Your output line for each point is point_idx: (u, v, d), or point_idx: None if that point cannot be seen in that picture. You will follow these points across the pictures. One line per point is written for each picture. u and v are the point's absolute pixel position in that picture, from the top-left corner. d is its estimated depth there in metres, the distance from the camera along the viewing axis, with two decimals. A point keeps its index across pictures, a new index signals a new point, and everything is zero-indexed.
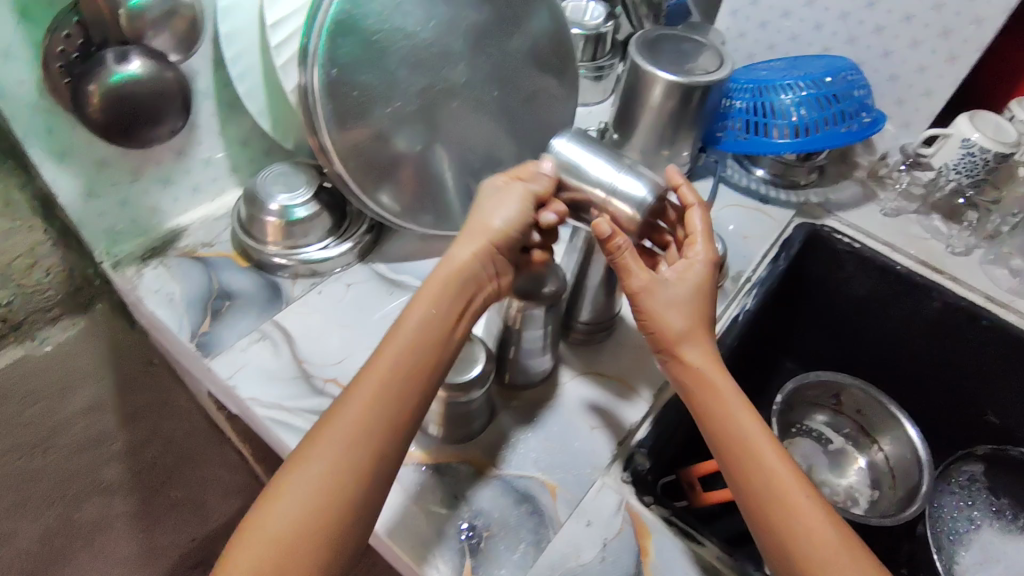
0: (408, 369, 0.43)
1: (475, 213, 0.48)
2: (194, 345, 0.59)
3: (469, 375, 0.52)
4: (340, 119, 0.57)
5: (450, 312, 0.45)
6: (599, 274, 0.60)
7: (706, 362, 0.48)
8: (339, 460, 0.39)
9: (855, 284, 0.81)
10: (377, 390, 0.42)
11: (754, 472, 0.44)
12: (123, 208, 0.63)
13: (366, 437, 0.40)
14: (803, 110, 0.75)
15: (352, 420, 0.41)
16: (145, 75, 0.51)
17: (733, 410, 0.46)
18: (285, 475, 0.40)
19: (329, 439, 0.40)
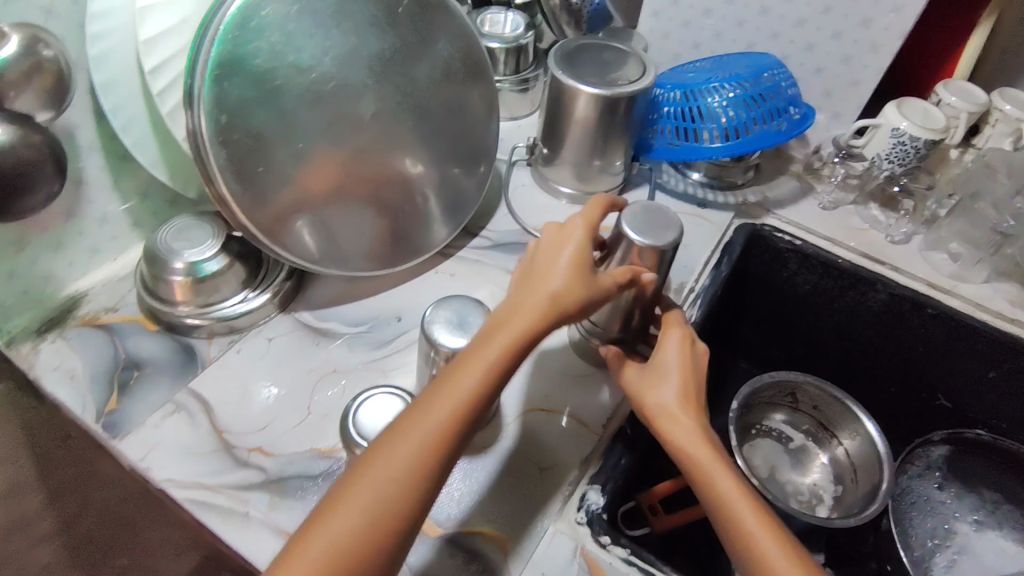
0: (484, 395, 0.41)
1: (555, 273, 0.47)
2: (101, 426, 0.54)
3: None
4: (238, 168, 0.53)
5: (530, 350, 0.44)
6: None
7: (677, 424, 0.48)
8: (401, 484, 0.37)
9: (800, 281, 0.80)
10: (449, 419, 0.40)
11: (738, 540, 0.43)
12: (10, 281, 0.57)
13: (431, 466, 0.39)
14: (731, 111, 0.73)
15: (419, 445, 0.39)
16: (8, 141, 0.46)
17: (691, 441, 0.47)
18: (351, 476, 0.38)
19: (389, 459, 0.38)
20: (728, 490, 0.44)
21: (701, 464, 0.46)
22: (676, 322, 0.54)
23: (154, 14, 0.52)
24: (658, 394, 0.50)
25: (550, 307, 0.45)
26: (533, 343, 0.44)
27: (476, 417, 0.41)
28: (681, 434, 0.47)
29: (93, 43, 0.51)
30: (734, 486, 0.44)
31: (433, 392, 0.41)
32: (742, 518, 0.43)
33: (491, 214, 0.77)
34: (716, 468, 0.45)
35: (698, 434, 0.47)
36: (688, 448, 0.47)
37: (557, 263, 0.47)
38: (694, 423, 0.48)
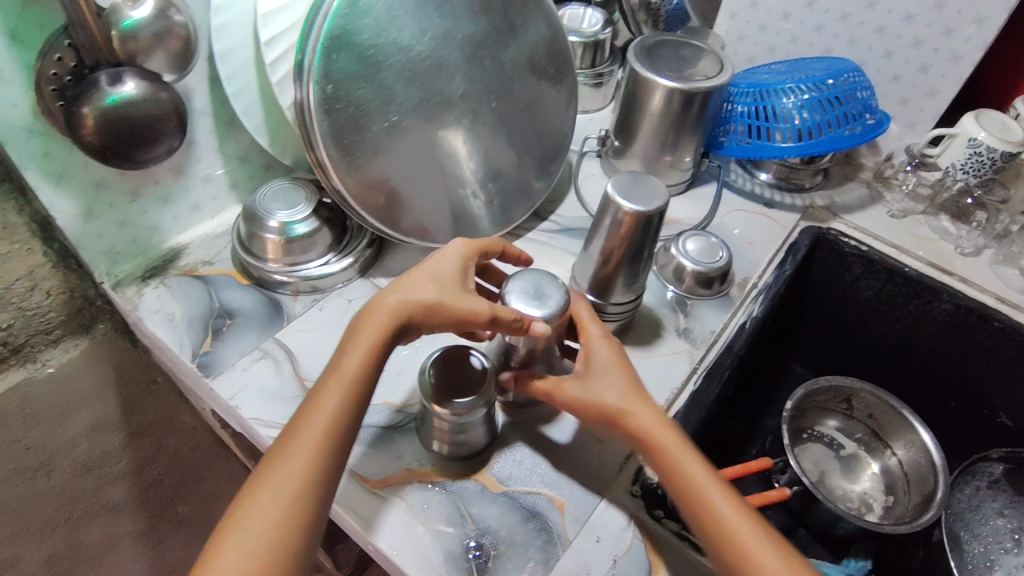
0: (347, 412, 0.44)
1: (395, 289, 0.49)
2: (195, 365, 0.59)
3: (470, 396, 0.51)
4: (337, 136, 0.57)
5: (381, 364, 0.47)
6: (623, 261, 0.60)
7: (642, 417, 0.49)
8: (286, 507, 0.40)
9: (863, 287, 0.80)
10: (316, 442, 0.42)
11: (711, 529, 0.45)
12: (122, 228, 0.62)
13: (313, 483, 0.41)
14: (805, 113, 0.74)
15: (295, 470, 0.41)
16: (139, 96, 0.51)
17: (652, 428, 0.49)
18: (239, 507, 0.40)
19: (271, 489, 0.41)
20: (701, 480, 0.46)
21: (670, 450, 0.48)
22: (589, 315, 0.55)
23: None
24: (604, 390, 0.51)
25: (397, 316, 0.48)
26: (382, 359, 0.47)
27: (345, 433, 0.44)
28: (646, 420, 0.49)
29: (216, 14, 0.56)
30: (702, 472, 0.47)
31: (296, 421, 0.44)
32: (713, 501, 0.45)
33: (560, 201, 0.80)
34: (684, 455, 0.47)
35: (657, 421, 0.49)
36: (652, 435, 0.48)
37: (413, 279, 0.49)
38: (652, 409, 0.50)
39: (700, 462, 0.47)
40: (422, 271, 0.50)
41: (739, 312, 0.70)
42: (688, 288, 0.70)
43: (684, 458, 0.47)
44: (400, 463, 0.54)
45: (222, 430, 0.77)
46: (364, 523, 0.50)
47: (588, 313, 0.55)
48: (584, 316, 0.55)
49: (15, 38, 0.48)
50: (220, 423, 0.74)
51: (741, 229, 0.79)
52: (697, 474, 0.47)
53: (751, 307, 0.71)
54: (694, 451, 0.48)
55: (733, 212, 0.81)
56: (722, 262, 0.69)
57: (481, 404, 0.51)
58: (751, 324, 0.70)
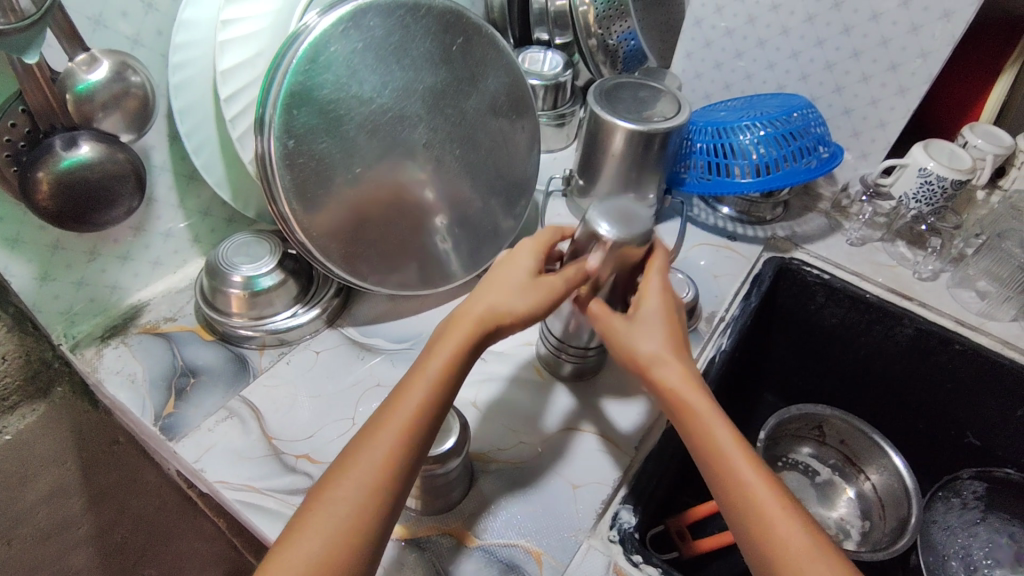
0: (430, 413, 0.43)
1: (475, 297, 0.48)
2: (158, 428, 0.57)
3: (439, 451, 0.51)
4: (300, 190, 0.56)
5: (467, 365, 0.46)
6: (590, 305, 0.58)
7: (674, 372, 0.47)
8: (359, 509, 0.39)
9: (828, 314, 0.81)
10: (395, 441, 0.41)
11: (735, 490, 0.43)
12: (80, 288, 0.61)
13: (387, 483, 0.40)
14: (762, 149, 0.76)
15: (371, 469, 0.40)
16: (94, 158, 0.50)
17: (680, 384, 0.47)
18: (309, 505, 0.40)
19: (345, 487, 0.40)
20: (729, 448, 0.44)
21: (700, 413, 0.46)
22: (656, 277, 0.52)
23: (233, 47, 0.56)
24: (648, 342, 0.49)
25: (486, 321, 0.47)
26: (469, 359, 0.46)
27: (422, 431, 0.43)
28: (675, 377, 0.47)
29: (175, 72, 0.56)
30: (731, 442, 0.45)
31: (378, 417, 0.43)
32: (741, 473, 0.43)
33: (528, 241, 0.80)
34: (714, 420, 0.45)
35: (689, 377, 0.47)
36: (679, 393, 0.47)
37: (503, 281, 0.49)
38: (684, 369, 0.48)
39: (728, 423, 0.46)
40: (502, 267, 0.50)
41: (708, 346, 0.71)
42: None
43: (708, 412, 0.46)
44: None
45: (188, 489, 0.75)
46: None
47: (659, 271, 0.53)
48: (653, 272, 0.53)
49: None
50: (186, 482, 0.72)
51: (707, 262, 0.80)
52: (719, 433, 0.45)
53: (719, 341, 0.71)
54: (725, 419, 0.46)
55: (698, 247, 0.82)
56: (689, 297, 0.69)
57: (450, 459, 0.51)
58: (720, 358, 0.70)
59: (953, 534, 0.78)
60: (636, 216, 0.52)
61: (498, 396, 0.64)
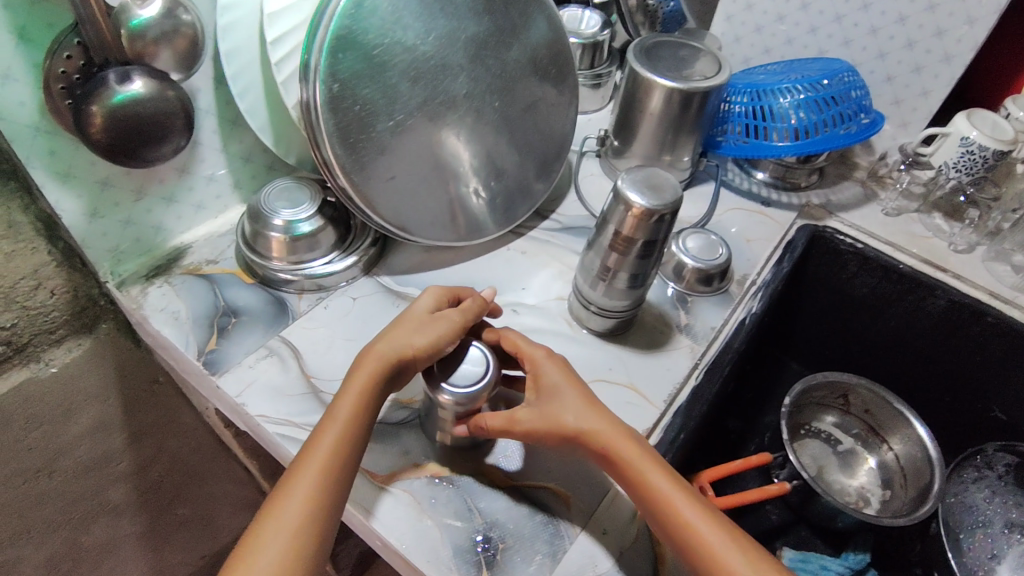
0: (344, 453, 0.45)
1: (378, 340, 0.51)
2: (201, 363, 0.59)
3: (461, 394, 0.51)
4: (342, 134, 0.57)
5: (375, 406, 0.49)
6: (624, 267, 0.58)
7: (598, 425, 0.48)
8: (289, 550, 0.41)
9: (859, 284, 0.81)
10: (313, 485, 0.43)
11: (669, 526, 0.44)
12: (127, 227, 0.63)
13: (313, 523, 0.42)
14: (801, 113, 0.75)
15: (293, 514, 0.42)
16: (146, 94, 0.51)
17: (606, 436, 0.48)
18: (237, 560, 0.41)
19: (272, 535, 0.41)
20: (665, 489, 0.45)
21: (630, 461, 0.47)
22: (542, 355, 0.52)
23: None
24: (562, 408, 0.49)
25: (389, 358, 0.49)
26: (377, 402, 0.49)
27: (343, 471, 0.45)
28: (602, 430, 0.48)
29: (223, 13, 0.56)
30: (665, 480, 0.46)
31: (295, 466, 0.45)
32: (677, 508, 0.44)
33: (561, 199, 0.80)
34: (647, 466, 0.46)
35: (614, 428, 0.48)
36: (608, 443, 0.48)
37: (402, 326, 0.52)
38: (609, 424, 0.48)
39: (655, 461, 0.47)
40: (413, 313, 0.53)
41: (739, 308, 0.70)
42: (688, 285, 0.71)
43: (635, 455, 0.47)
44: (408, 458, 0.55)
45: (224, 429, 0.77)
46: (370, 515, 0.51)
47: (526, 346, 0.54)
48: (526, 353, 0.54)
49: (22, 37, 0.48)
50: (223, 421, 0.74)
51: (739, 228, 0.79)
52: (649, 475, 0.46)
53: (750, 303, 0.71)
54: (656, 459, 0.47)
55: (731, 211, 0.81)
56: (722, 257, 0.69)
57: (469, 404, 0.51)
58: (750, 320, 0.70)
59: (976, 510, 0.77)
60: (666, 185, 0.54)
61: None
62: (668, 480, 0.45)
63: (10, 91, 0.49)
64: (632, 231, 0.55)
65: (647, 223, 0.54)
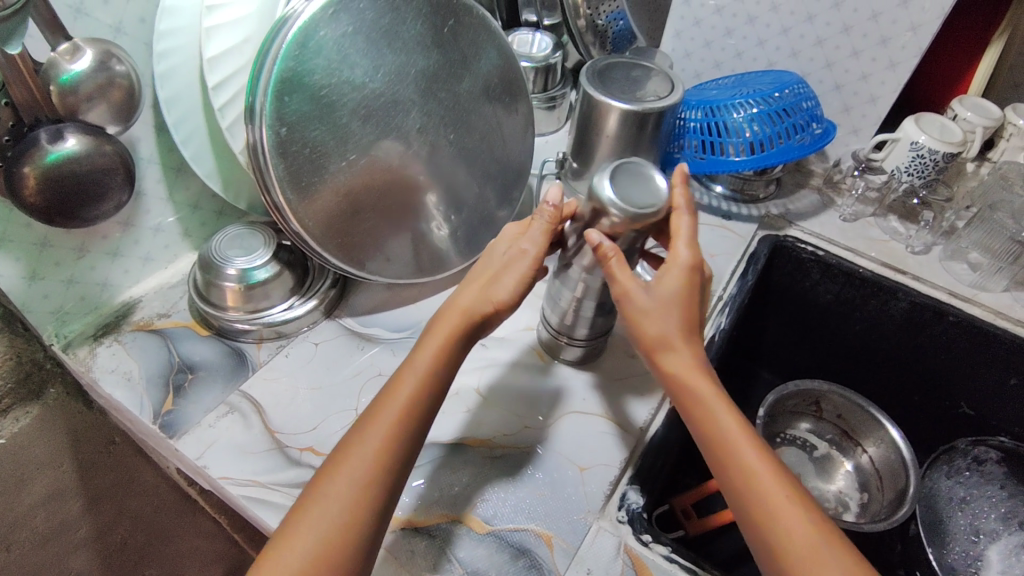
0: (423, 402, 0.44)
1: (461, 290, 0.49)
2: (158, 426, 0.56)
3: (605, 194, 0.48)
4: (293, 177, 0.55)
5: (456, 357, 0.47)
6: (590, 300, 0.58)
7: (681, 363, 0.47)
8: (359, 493, 0.41)
9: (823, 290, 0.81)
10: (388, 431, 0.43)
11: (732, 472, 0.44)
12: (70, 286, 0.60)
13: (385, 467, 0.42)
14: (755, 126, 0.76)
15: (365, 462, 0.42)
16: (82, 151, 0.49)
17: (685, 372, 0.47)
18: (309, 496, 0.41)
19: (342, 481, 0.41)
20: (733, 435, 0.45)
21: (703, 400, 0.46)
22: (685, 239, 0.49)
23: (219, 34, 0.55)
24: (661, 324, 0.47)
25: (472, 310, 0.48)
26: (460, 351, 0.47)
27: (416, 424, 0.44)
28: (681, 364, 0.47)
29: (158, 61, 0.55)
30: (735, 426, 0.45)
31: (372, 410, 0.44)
32: (743, 456, 0.44)
33: None
34: (720, 408, 0.46)
35: (694, 366, 0.47)
36: (685, 378, 0.47)
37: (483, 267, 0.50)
38: (691, 353, 0.47)
39: (729, 406, 0.46)
40: (494, 254, 0.51)
41: (708, 325, 0.70)
42: None
43: (709, 394, 0.46)
44: None
45: (188, 487, 0.73)
46: None
47: (685, 240, 0.49)
48: (680, 240, 0.49)
49: None
50: (186, 480, 0.71)
51: (702, 243, 0.79)
52: (726, 419, 0.45)
53: (718, 319, 0.71)
54: (730, 405, 0.46)
55: None
56: None
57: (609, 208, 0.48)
58: (720, 337, 0.70)
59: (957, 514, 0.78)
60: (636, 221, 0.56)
61: (504, 383, 0.63)
62: (741, 428, 0.45)
63: None
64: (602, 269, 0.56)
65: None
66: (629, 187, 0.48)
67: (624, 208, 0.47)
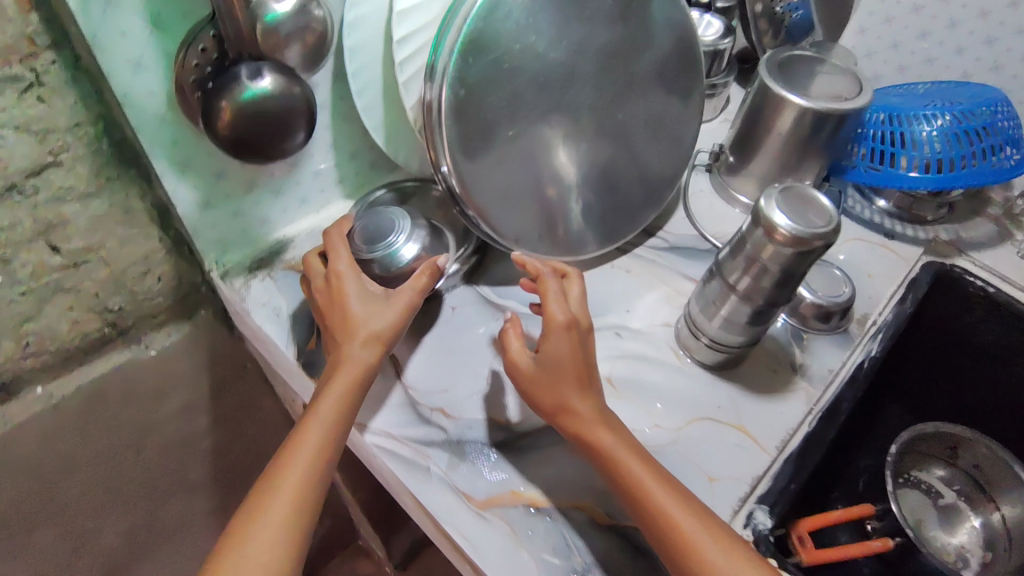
0: (338, 426, 0.48)
1: (348, 321, 0.53)
2: (300, 363, 0.58)
3: (776, 217, 0.49)
4: (463, 141, 0.55)
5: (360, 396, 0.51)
6: (747, 313, 0.56)
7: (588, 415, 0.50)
8: (293, 507, 0.44)
9: (983, 330, 0.74)
10: (311, 451, 0.46)
11: (649, 516, 0.45)
12: (235, 219, 0.63)
13: (312, 483, 0.45)
14: (941, 143, 0.69)
15: (296, 478, 0.45)
16: (274, 91, 0.50)
17: (594, 430, 0.49)
18: (242, 521, 0.43)
19: (297, 460, 0.45)
20: (642, 479, 0.46)
21: (613, 456, 0.48)
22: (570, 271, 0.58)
23: None
24: (554, 382, 0.51)
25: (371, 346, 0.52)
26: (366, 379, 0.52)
27: (333, 446, 0.48)
28: (589, 423, 0.49)
29: (351, 7, 0.54)
30: (646, 473, 0.46)
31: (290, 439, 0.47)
32: (656, 498, 0.45)
33: (668, 216, 0.76)
34: (627, 457, 0.47)
35: (600, 421, 0.49)
36: (591, 434, 0.49)
37: (358, 296, 0.54)
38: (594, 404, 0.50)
39: (637, 454, 0.48)
40: (348, 284, 0.54)
41: (858, 350, 0.65)
42: (803, 320, 0.65)
43: (615, 447, 0.48)
44: (506, 484, 0.53)
45: None
46: (467, 541, 0.49)
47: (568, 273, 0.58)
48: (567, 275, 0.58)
49: (157, 23, 0.48)
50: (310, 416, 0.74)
51: (858, 261, 0.73)
52: (634, 468, 0.47)
53: (869, 346, 0.65)
54: (639, 453, 0.48)
55: (851, 241, 0.75)
56: (846, 296, 0.64)
57: (778, 231, 0.48)
58: (869, 364, 0.64)
59: None
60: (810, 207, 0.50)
61: (638, 377, 0.61)
62: (647, 471, 0.46)
63: (141, 81, 0.49)
64: (766, 277, 0.52)
65: (789, 251, 0.49)
66: (799, 211, 0.49)
67: (794, 232, 0.48)
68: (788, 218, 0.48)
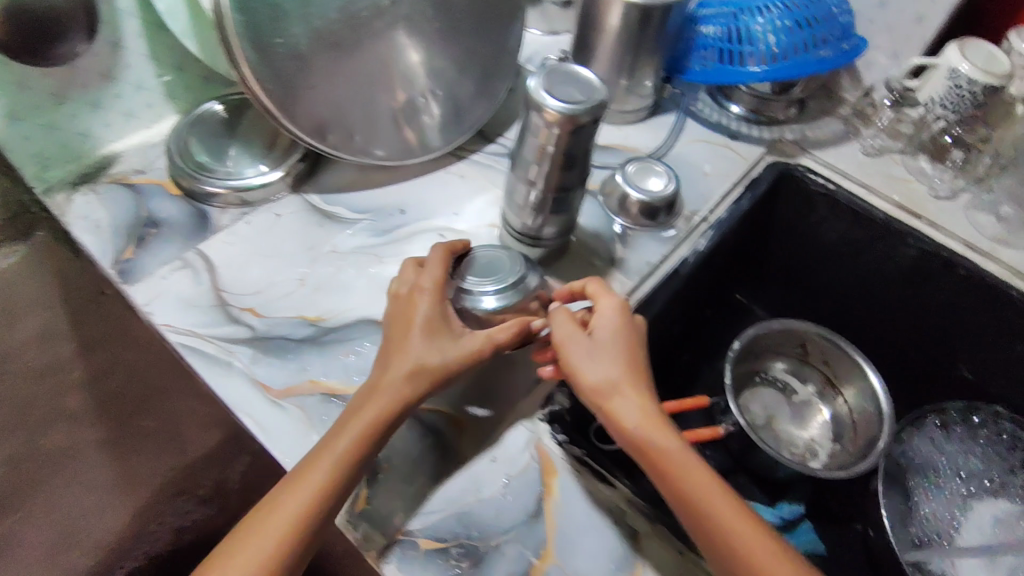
0: (366, 443, 0.44)
1: (409, 345, 0.48)
2: (115, 271, 0.59)
3: (543, 98, 0.49)
4: (254, 34, 0.52)
5: (386, 433, 0.45)
6: (551, 204, 0.57)
7: (641, 420, 0.46)
8: (290, 525, 0.41)
9: (827, 229, 0.75)
10: (331, 470, 0.43)
11: (699, 526, 0.42)
12: (50, 131, 0.62)
13: (321, 506, 0.42)
14: (774, 36, 0.69)
15: (307, 492, 0.42)
16: None
17: (651, 433, 0.46)
18: (236, 535, 0.41)
19: (313, 475, 0.42)
20: (696, 490, 0.43)
21: (662, 463, 0.44)
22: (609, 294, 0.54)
23: None
24: (593, 372, 0.48)
25: (418, 372, 0.47)
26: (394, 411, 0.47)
27: (355, 467, 0.44)
28: (635, 423, 0.46)
29: None
30: (707, 486, 0.43)
31: (310, 458, 0.44)
32: (714, 512, 0.42)
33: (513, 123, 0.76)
34: (685, 467, 0.44)
35: (654, 425, 0.46)
36: (647, 437, 0.45)
37: (418, 318, 0.49)
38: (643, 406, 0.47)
39: (699, 466, 0.44)
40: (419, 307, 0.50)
41: (683, 246, 0.66)
42: (633, 219, 0.67)
43: (670, 451, 0.45)
44: (306, 374, 0.54)
45: None
46: (261, 428, 0.51)
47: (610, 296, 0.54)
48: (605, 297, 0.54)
49: None
50: None
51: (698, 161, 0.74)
52: (697, 479, 0.43)
53: (696, 241, 0.67)
54: (699, 463, 0.45)
55: (693, 143, 0.76)
56: (671, 187, 0.65)
57: (546, 111, 0.49)
58: (693, 259, 0.66)
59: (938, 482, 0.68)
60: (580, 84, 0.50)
61: None
62: (714, 483, 0.43)
63: None
64: (556, 163, 0.53)
65: (564, 131, 0.50)
66: (563, 88, 0.50)
67: (563, 112, 0.48)
68: (556, 98, 0.49)
